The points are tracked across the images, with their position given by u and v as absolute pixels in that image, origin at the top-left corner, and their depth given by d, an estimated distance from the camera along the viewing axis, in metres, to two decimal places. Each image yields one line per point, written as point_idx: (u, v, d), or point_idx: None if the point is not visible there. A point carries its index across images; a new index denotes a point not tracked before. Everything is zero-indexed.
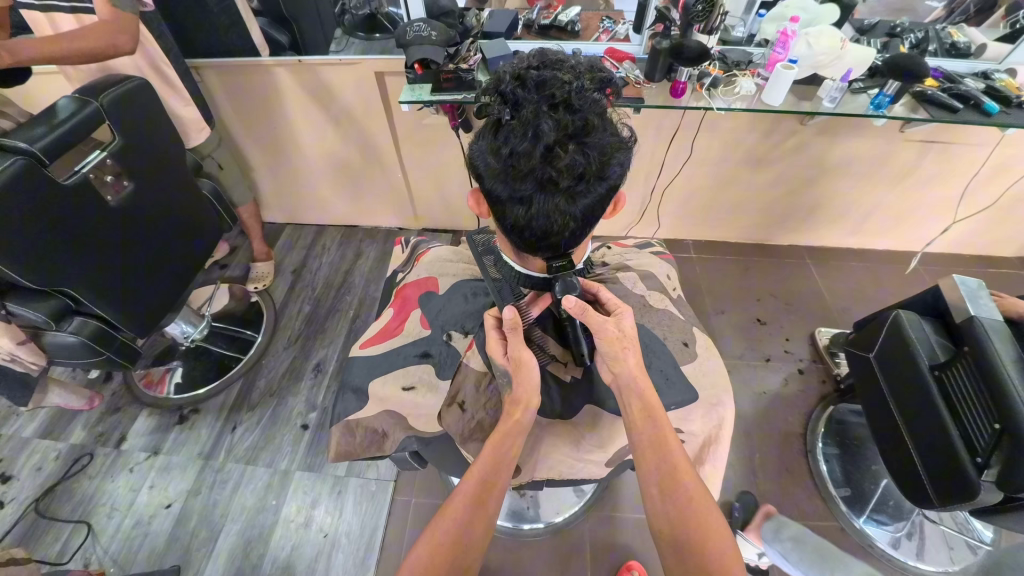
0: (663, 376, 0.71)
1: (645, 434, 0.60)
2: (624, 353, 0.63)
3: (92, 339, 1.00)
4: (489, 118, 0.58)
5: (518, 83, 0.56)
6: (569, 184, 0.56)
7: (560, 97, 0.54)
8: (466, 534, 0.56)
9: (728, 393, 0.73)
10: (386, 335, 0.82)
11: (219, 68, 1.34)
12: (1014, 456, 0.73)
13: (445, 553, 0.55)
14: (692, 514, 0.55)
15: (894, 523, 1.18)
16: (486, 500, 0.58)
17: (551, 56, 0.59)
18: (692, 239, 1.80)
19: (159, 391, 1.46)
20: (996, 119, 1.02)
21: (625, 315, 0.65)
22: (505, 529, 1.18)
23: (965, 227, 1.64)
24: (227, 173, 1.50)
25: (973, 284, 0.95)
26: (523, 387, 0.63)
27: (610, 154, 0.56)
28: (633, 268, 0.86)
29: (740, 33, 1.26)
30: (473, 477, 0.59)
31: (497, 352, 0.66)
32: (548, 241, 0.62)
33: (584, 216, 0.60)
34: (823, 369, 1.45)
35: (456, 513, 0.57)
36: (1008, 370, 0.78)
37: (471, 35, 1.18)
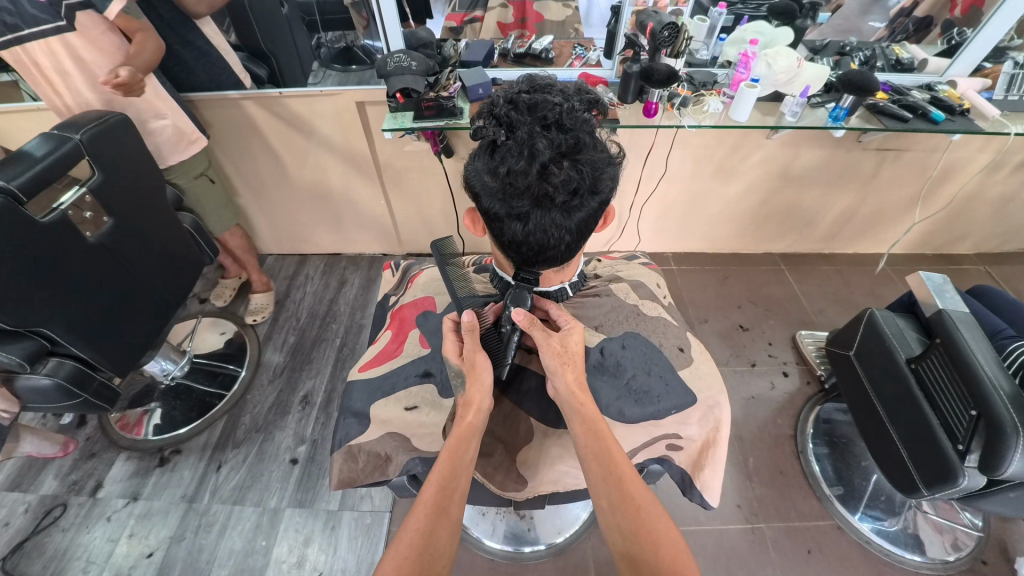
0: (662, 381, 0.72)
1: (588, 447, 0.58)
2: (563, 369, 0.63)
3: (68, 380, 0.95)
4: (484, 140, 0.60)
5: (511, 106, 0.58)
6: (565, 199, 0.58)
7: (552, 117, 0.57)
8: (429, 544, 0.53)
9: (724, 395, 0.75)
10: (386, 357, 0.83)
11: (214, 100, 1.32)
12: (994, 438, 0.76)
13: (411, 568, 0.51)
14: (640, 524, 0.54)
15: (889, 518, 1.20)
16: (447, 511, 0.56)
17: (539, 81, 0.62)
18: (672, 252, 1.85)
19: (136, 434, 1.40)
20: (943, 126, 1.11)
21: (573, 332, 0.65)
22: (506, 554, 1.16)
23: (926, 228, 1.73)
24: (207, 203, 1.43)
25: (937, 279, 1.01)
26: (476, 388, 0.64)
27: (601, 170, 0.59)
28: (625, 278, 0.87)
29: (704, 56, 1.32)
30: (433, 485, 0.57)
31: (453, 353, 0.67)
32: (544, 254, 0.64)
33: (580, 229, 0.62)
34: (807, 371, 1.49)
35: (420, 523, 0.54)
36: (978, 361, 0.83)
37: (449, 65, 1.22)
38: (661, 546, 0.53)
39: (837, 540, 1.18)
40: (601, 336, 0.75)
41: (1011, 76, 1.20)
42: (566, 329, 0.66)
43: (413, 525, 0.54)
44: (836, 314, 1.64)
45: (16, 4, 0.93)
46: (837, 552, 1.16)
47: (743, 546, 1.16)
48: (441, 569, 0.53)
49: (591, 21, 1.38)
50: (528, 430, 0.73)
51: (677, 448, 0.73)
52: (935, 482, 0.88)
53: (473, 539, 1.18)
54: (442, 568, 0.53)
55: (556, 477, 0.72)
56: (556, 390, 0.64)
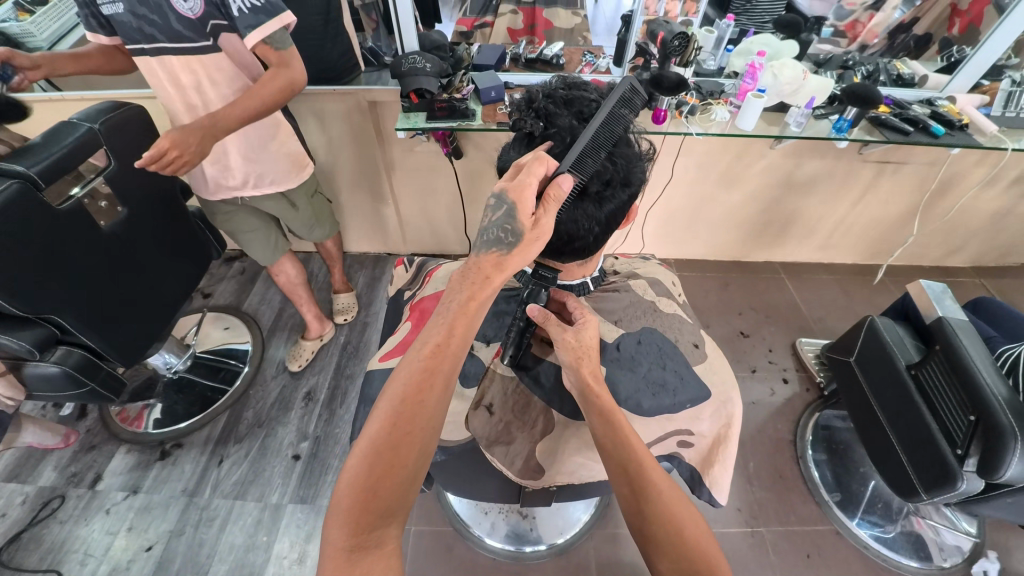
0: (678, 376, 0.73)
1: (605, 435, 0.58)
2: (578, 364, 0.63)
3: (75, 368, 0.96)
4: (521, 132, 0.64)
5: (550, 100, 0.63)
6: (598, 189, 0.61)
7: (589, 113, 0.61)
8: (424, 417, 0.50)
9: (735, 391, 0.76)
10: (403, 348, 0.79)
11: (312, 96, 1.33)
12: (997, 435, 0.78)
13: (398, 432, 0.49)
14: (660, 506, 0.53)
15: (886, 524, 1.22)
16: (439, 376, 0.51)
17: (572, 81, 0.67)
18: (673, 258, 1.87)
19: (136, 427, 1.39)
20: (943, 140, 1.14)
21: (587, 325, 0.67)
22: (507, 553, 1.16)
23: (922, 241, 1.77)
24: (322, 215, 1.45)
25: (937, 287, 1.04)
26: (521, 254, 0.55)
27: (633, 165, 0.63)
28: (643, 275, 0.88)
29: (711, 66, 1.35)
30: (436, 352, 0.52)
31: (528, 209, 0.55)
32: (573, 245, 0.65)
33: (608, 220, 0.64)
34: (806, 378, 1.51)
35: (414, 390, 0.50)
36: (974, 358, 0.86)
37: (462, 68, 1.24)
38: (685, 525, 0.52)
39: (836, 545, 1.19)
40: (620, 331, 0.75)
41: (1008, 93, 1.22)
42: (581, 324, 0.68)
43: (398, 388, 0.50)
44: (834, 322, 1.67)
45: (163, 17, 0.91)
46: (836, 555, 1.17)
47: (743, 549, 1.17)
48: (428, 439, 0.51)
49: (598, 28, 1.40)
50: (548, 420, 0.73)
51: (687, 445, 0.75)
52: (939, 477, 0.89)
53: (475, 538, 1.18)
54: (429, 438, 0.51)
55: (572, 469, 0.74)
56: (572, 384, 0.64)
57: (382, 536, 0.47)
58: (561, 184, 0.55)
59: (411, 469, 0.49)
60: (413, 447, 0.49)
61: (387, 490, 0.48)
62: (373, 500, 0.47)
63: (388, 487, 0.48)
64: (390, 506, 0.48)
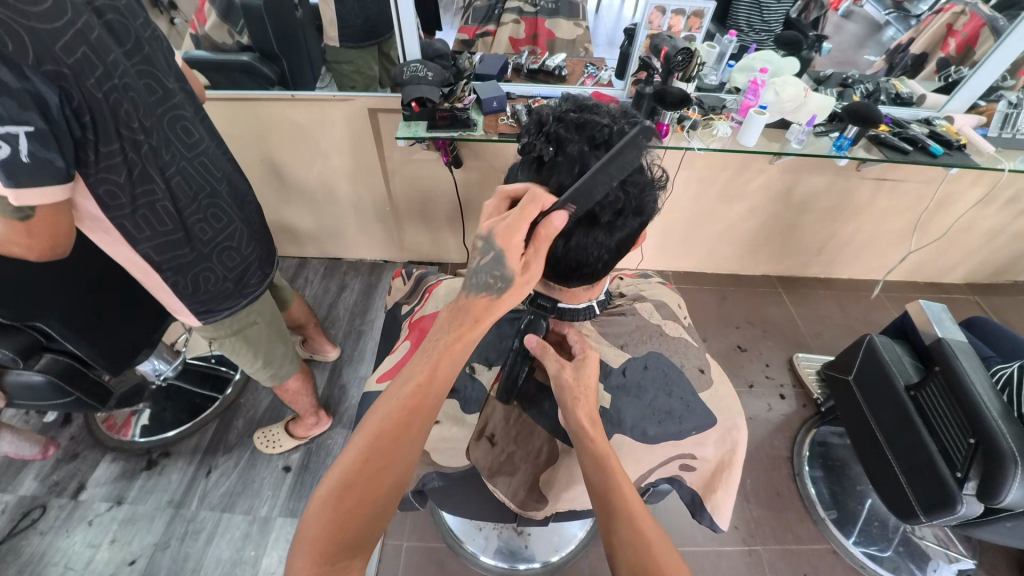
0: (684, 403, 0.72)
1: (596, 482, 0.56)
2: (575, 404, 0.62)
3: (59, 377, 0.93)
4: (529, 155, 0.62)
5: (560, 124, 0.61)
6: (609, 219, 0.60)
7: (602, 138, 0.59)
8: (402, 450, 0.49)
9: (741, 418, 0.75)
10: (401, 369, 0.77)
11: (312, 101, 1.32)
12: (997, 462, 0.78)
13: (372, 463, 0.47)
14: (644, 561, 0.49)
15: (881, 543, 1.22)
16: (421, 412, 0.51)
17: (585, 101, 0.65)
18: (672, 271, 1.86)
19: (123, 434, 1.36)
20: (941, 160, 1.15)
21: (587, 362, 0.66)
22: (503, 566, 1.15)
23: (918, 259, 1.78)
24: (269, 359, 1.10)
25: (937, 308, 1.05)
26: (510, 296, 0.55)
27: (644, 192, 0.61)
28: (648, 298, 0.86)
29: (712, 80, 1.34)
30: (419, 386, 0.51)
31: (517, 253, 0.53)
32: (582, 272, 0.64)
33: (617, 248, 0.64)
34: (803, 394, 1.51)
35: (394, 423, 0.49)
36: (976, 385, 0.85)
37: (464, 77, 1.24)
38: None
39: (832, 564, 1.18)
40: (626, 356, 0.74)
41: (1005, 115, 1.25)
42: (581, 359, 0.66)
43: (378, 417, 0.49)
44: (830, 338, 1.68)
45: None
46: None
47: (740, 568, 1.16)
48: (402, 475, 0.49)
49: (599, 39, 1.38)
50: (551, 449, 0.72)
51: (689, 469, 0.74)
52: (938, 504, 0.88)
53: (468, 555, 1.15)
54: (403, 472, 0.50)
55: (574, 495, 0.72)
56: (565, 423, 0.63)
57: (347, 568, 0.45)
58: (552, 223, 0.53)
59: (384, 502, 0.48)
60: (389, 478, 0.48)
61: (357, 522, 0.46)
62: (341, 533, 0.45)
63: (358, 520, 0.46)
64: (358, 539, 0.46)
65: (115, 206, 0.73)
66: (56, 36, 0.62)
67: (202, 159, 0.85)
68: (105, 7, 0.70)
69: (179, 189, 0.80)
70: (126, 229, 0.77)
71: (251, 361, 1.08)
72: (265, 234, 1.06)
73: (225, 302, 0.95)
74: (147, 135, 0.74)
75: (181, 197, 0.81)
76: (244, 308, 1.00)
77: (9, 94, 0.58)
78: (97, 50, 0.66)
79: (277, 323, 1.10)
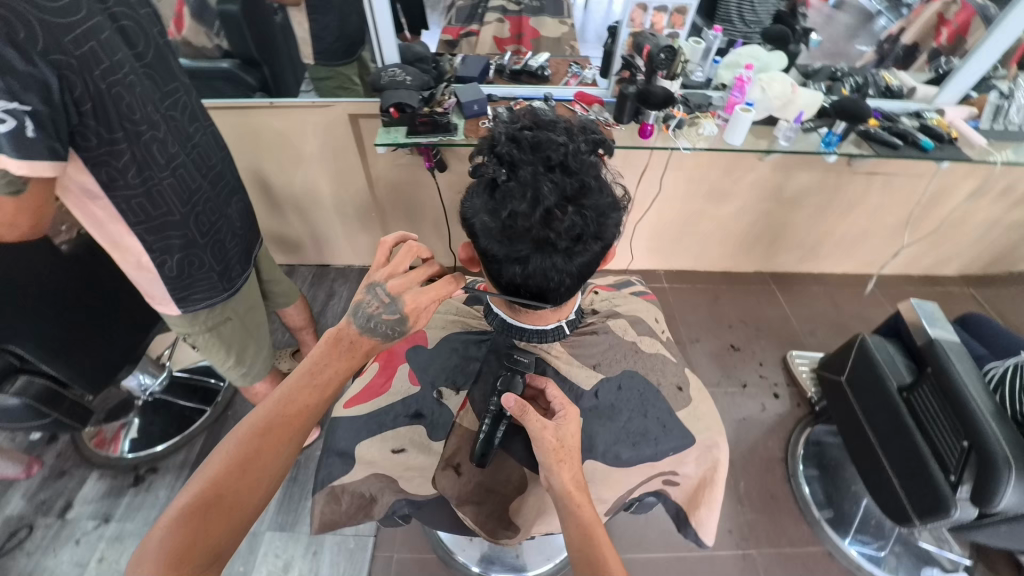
0: (660, 423, 0.71)
1: (580, 554, 0.54)
2: (559, 467, 0.59)
3: (36, 400, 0.91)
4: (484, 177, 0.60)
5: (513, 144, 0.59)
6: (567, 245, 0.58)
7: (556, 159, 0.57)
8: (270, 454, 0.57)
9: (723, 435, 0.74)
10: (371, 395, 0.77)
11: (291, 109, 1.29)
12: (988, 473, 0.76)
13: (239, 463, 0.56)
14: None
15: (877, 542, 1.21)
16: (291, 423, 0.60)
17: (543, 116, 0.63)
18: (664, 269, 1.84)
19: (112, 450, 1.34)
20: (931, 154, 1.13)
21: (569, 419, 0.62)
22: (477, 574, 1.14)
23: (913, 252, 1.75)
24: (242, 355, 1.07)
25: (929, 308, 1.02)
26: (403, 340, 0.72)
27: (604, 215, 0.59)
28: (624, 314, 0.84)
29: (698, 78, 1.30)
30: (290, 402, 0.61)
31: (418, 316, 0.70)
32: (543, 297, 0.65)
33: (580, 272, 0.63)
34: (796, 392, 1.50)
35: (264, 431, 0.58)
36: (961, 391, 0.84)
37: (444, 80, 1.21)
38: None
39: (827, 567, 1.17)
40: (599, 376, 0.73)
41: (997, 106, 1.23)
42: (561, 417, 0.62)
43: (250, 425, 0.58)
44: (823, 335, 1.66)
45: None
46: None
47: (735, 572, 1.15)
48: (268, 478, 0.57)
49: (586, 36, 1.36)
50: (522, 477, 0.72)
51: (673, 483, 0.75)
52: (928, 514, 0.87)
53: (458, 565, 1.14)
54: (270, 476, 0.57)
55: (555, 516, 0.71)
56: (548, 485, 0.60)
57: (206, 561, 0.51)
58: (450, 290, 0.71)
59: (248, 500, 0.55)
60: (249, 480, 0.55)
61: (219, 517, 0.53)
62: (206, 523, 0.52)
63: (221, 513, 0.53)
64: (218, 534, 0.52)
65: (113, 188, 0.74)
66: (67, 29, 0.64)
67: (197, 155, 0.87)
68: (116, 11, 0.74)
69: (178, 178, 0.82)
70: (121, 211, 0.76)
71: (221, 358, 1.04)
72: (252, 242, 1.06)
73: (204, 289, 0.92)
74: (150, 127, 0.76)
75: (179, 186, 0.82)
76: (221, 304, 0.97)
77: (15, 75, 0.59)
78: (104, 47, 0.69)
79: (253, 322, 1.08)
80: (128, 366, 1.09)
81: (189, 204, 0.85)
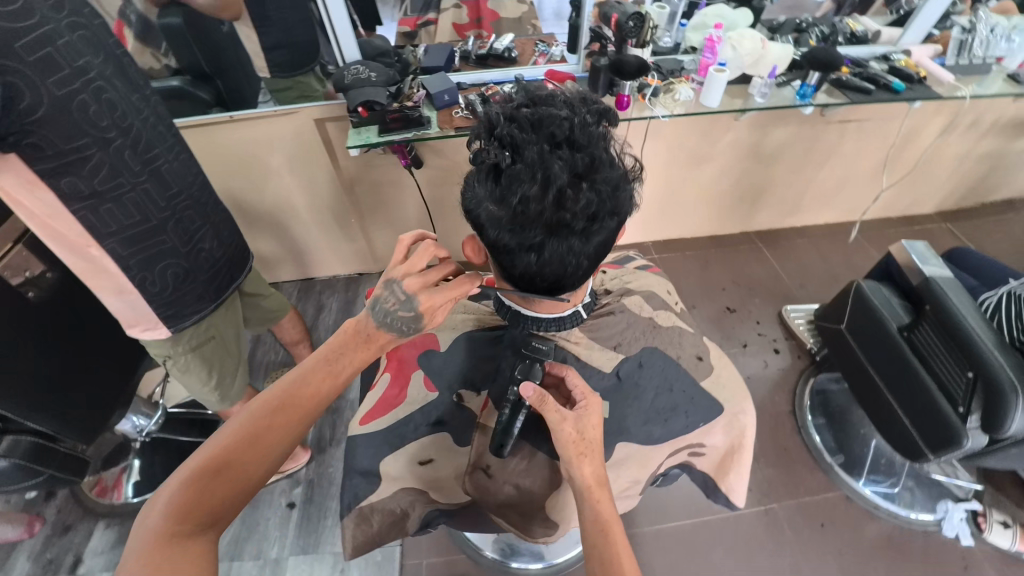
0: (686, 396, 0.71)
1: (596, 549, 0.54)
2: (579, 460, 0.58)
3: (26, 458, 0.86)
4: (486, 163, 0.57)
5: (513, 124, 0.56)
6: (583, 226, 0.56)
7: (562, 135, 0.55)
8: (281, 432, 0.56)
9: (748, 402, 0.74)
10: (387, 407, 0.74)
11: (253, 120, 1.24)
12: (997, 399, 0.78)
13: (251, 435, 0.54)
14: None
15: (889, 480, 1.24)
16: (304, 404, 0.58)
17: (539, 93, 0.60)
18: (652, 240, 1.83)
19: (115, 497, 1.29)
20: (903, 96, 1.14)
21: (591, 410, 0.60)
22: (500, 568, 1.13)
23: (893, 194, 1.78)
24: (225, 373, 1.02)
25: (920, 246, 1.04)
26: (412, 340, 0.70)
27: (618, 188, 0.57)
28: (637, 289, 0.83)
29: (668, 43, 1.28)
30: (305, 382, 0.59)
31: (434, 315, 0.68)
32: (561, 284, 0.63)
33: (597, 253, 0.61)
34: (796, 345, 1.52)
35: (279, 407, 0.57)
36: (967, 322, 0.85)
37: (410, 73, 1.17)
38: None
39: (848, 511, 1.20)
40: (620, 357, 0.72)
41: (960, 42, 1.25)
42: (583, 407, 0.61)
43: (262, 400, 0.57)
44: (814, 286, 1.68)
45: None
46: (848, 521, 1.18)
47: (759, 528, 1.17)
48: (277, 456, 0.55)
49: (545, 13, 1.34)
50: (553, 470, 0.70)
51: (698, 455, 0.75)
52: (941, 447, 0.90)
53: (487, 561, 1.14)
54: (279, 454, 0.55)
55: None
56: (568, 476, 0.59)
57: (206, 531, 0.49)
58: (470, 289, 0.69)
59: (255, 474, 0.53)
60: (258, 453, 0.54)
61: (225, 488, 0.51)
62: (211, 491, 0.50)
63: (228, 483, 0.51)
64: (222, 504, 0.50)
65: (80, 196, 0.71)
66: (18, 34, 0.63)
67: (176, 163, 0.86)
68: (73, 21, 0.71)
69: (153, 185, 0.80)
70: (91, 220, 0.74)
71: (201, 381, 0.99)
72: (241, 260, 1.03)
73: (195, 304, 0.92)
74: (119, 134, 0.74)
75: (155, 193, 0.80)
76: (205, 319, 0.95)
77: None
78: (62, 52, 0.68)
79: (235, 339, 1.04)
80: (119, 408, 1.04)
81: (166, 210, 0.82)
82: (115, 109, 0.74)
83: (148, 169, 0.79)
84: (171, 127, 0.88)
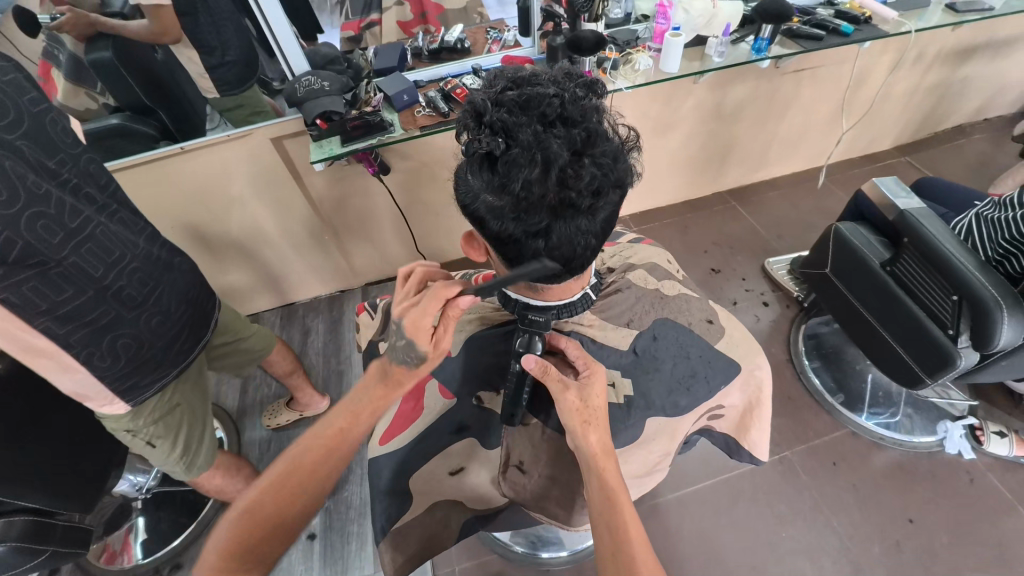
0: (705, 361, 0.72)
1: (602, 519, 0.53)
2: (584, 428, 0.58)
3: (25, 538, 0.79)
4: (478, 153, 0.56)
5: (501, 109, 0.55)
6: (589, 203, 0.55)
7: (554, 113, 0.54)
8: (318, 480, 0.56)
9: (762, 356, 0.75)
10: (406, 422, 0.73)
11: (203, 147, 1.18)
12: (981, 317, 0.82)
13: (289, 483, 0.54)
14: None
15: (889, 410, 1.28)
16: (338, 451, 0.57)
17: (522, 74, 0.59)
18: (629, 214, 1.84)
19: (126, 559, 1.23)
20: (853, 38, 1.16)
21: (594, 378, 0.60)
22: (532, 560, 1.13)
23: (852, 135, 1.83)
24: (188, 444, 0.96)
25: (889, 182, 1.06)
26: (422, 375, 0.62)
27: (617, 160, 0.56)
28: (637, 263, 0.83)
29: (618, 14, 1.27)
30: (338, 426, 0.58)
31: (426, 335, 0.58)
32: (571, 267, 0.61)
33: (603, 229, 0.59)
34: (784, 295, 1.55)
35: (315, 453, 0.56)
36: (947, 247, 0.88)
37: (364, 78, 1.13)
38: None
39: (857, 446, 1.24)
40: (634, 333, 0.72)
41: None
42: (587, 376, 0.61)
43: (298, 449, 0.56)
44: (791, 235, 1.72)
45: None
46: (858, 455, 1.22)
47: (776, 477, 1.19)
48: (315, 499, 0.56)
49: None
50: None
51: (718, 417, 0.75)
52: (936, 370, 0.93)
53: (518, 557, 1.14)
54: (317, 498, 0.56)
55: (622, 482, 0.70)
56: (574, 447, 0.59)
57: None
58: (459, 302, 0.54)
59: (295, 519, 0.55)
60: (297, 502, 0.55)
61: (268, 536, 0.53)
62: (254, 539, 0.52)
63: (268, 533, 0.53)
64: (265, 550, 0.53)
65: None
66: None
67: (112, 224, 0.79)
68: None
69: (85, 255, 0.73)
70: (14, 302, 0.66)
71: (165, 451, 0.92)
72: (204, 311, 0.97)
73: (152, 375, 0.86)
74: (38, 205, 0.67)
75: (89, 266, 0.74)
76: (166, 388, 0.90)
77: None
78: None
79: (197, 405, 0.99)
80: (114, 472, 0.98)
81: (104, 278, 0.76)
82: (27, 177, 0.67)
83: (76, 239, 0.72)
84: (103, 187, 0.81)
